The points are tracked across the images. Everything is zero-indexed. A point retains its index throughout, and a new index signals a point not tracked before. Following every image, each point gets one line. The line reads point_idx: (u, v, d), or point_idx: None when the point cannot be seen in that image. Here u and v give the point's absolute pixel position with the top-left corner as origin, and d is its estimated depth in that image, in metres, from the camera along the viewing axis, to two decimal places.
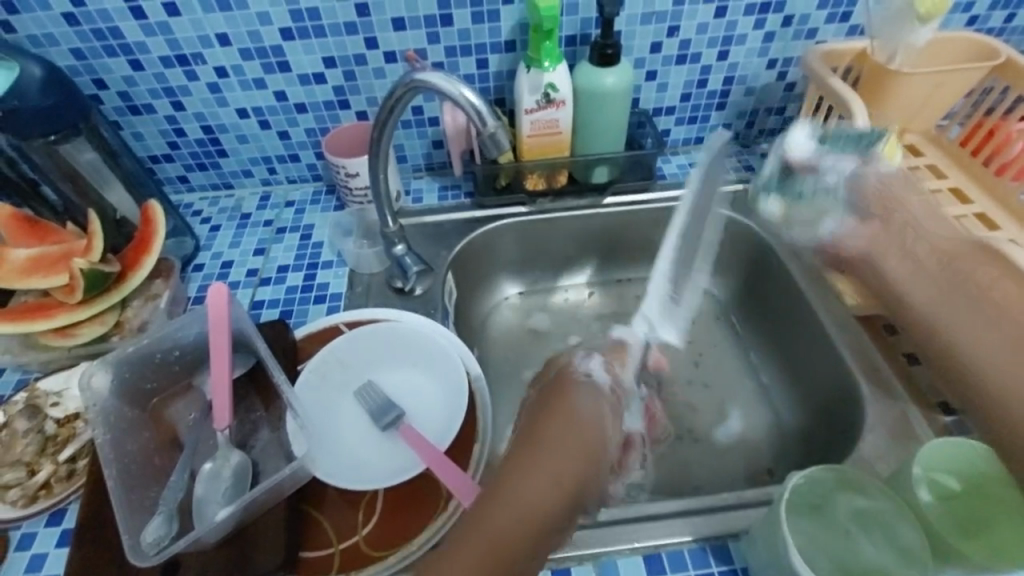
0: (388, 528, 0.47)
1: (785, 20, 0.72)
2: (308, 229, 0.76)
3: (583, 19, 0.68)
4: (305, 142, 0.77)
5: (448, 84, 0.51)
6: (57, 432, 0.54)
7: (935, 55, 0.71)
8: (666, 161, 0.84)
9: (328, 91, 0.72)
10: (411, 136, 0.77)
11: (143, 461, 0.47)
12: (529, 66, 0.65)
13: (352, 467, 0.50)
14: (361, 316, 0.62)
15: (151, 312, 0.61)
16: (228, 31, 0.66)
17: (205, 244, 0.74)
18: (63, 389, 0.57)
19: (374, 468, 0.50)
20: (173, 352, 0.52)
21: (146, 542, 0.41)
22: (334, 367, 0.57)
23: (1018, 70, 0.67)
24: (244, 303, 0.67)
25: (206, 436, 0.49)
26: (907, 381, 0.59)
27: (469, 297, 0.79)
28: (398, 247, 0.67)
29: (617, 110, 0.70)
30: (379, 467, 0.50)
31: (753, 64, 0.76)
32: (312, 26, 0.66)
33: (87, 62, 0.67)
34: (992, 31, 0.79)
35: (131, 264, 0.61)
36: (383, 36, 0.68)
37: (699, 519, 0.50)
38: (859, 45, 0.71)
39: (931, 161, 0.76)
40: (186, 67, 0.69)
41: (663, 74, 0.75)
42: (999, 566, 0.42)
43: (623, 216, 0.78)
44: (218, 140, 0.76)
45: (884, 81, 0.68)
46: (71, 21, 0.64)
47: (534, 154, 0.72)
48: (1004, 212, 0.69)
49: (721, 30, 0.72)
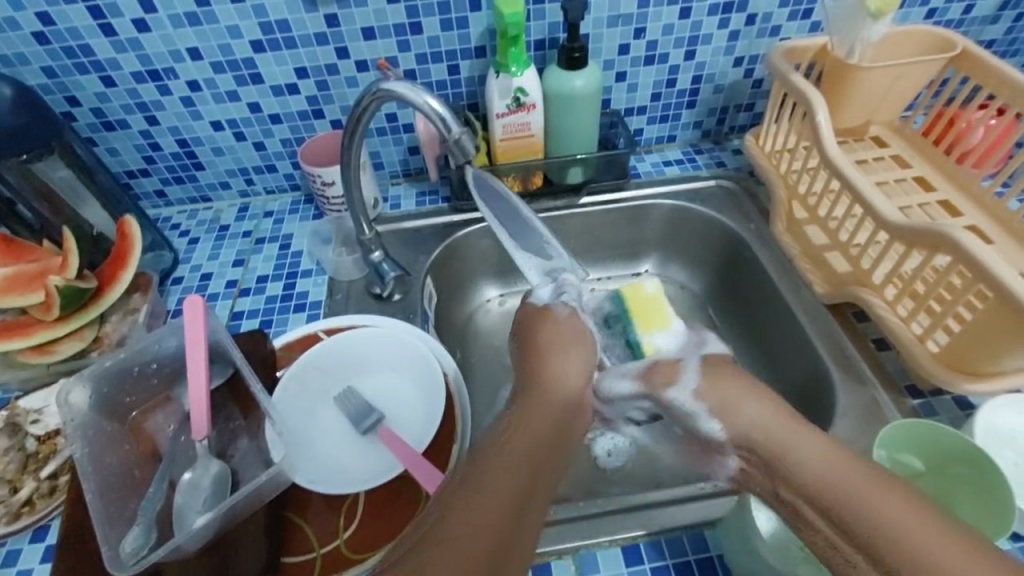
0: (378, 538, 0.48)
1: (749, 19, 0.74)
2: (287, 239, 0.76)
3: (551, 23, 0.70)
4: (281, 153, 0.78)
5: (411, 91, 0.52)
6: (38, 449, 0.55)
7: (895, 47, 0.73)
8: (640, 160, 0.85)
9: (301, 102, 0.73)
10: (386, 143, 0.78)
11: (123, 474, 0.47)
12: (498, 71, 0.66)
13: (340, 472, 0.51)
14: (339, 323, 0.63)
15: (130, 327, 0.62)
16: (199, 45, 0.66)
17: (184, 257, 0.75)
18: (43, 407, 0.57)
19: (362, 472, 0.51)
20: (151, 364, 0.52)
21: (125, 552, 0.42)
22: (314, 375, 0.58)
23: (975, 60, 0.70)
24: (224, 314, 0.67)
25: (186, 447, 0.49)
26: (875, 366, 0.60)
27: (449, 301, 0.80)
28: (376, 254, 0.67)
29: (587, 113, 0.72)
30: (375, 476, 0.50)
31: (720, 62, 0.77)
32: (282, 38, 0.67)
33: (59, 80, 0.68)
34: (951, 23, 0.81)
35: (108, 278, 0.62)
36: (354, 46, 0.69)
37: (675, 509, 0.51)
38: (821, 40, 0.72)
39: (896, 152, 0.78)
40: (159, 81, 0.69)
41: (632, 75, 0.77)
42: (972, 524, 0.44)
43: (599, 215, 0.80)
44: (194, 153, 0.76)
45: (845, 76, 0.70)
46: (42, 40, 0.64)
47: (506, 157, 0.73)
48: (967, 198, 0.71)
49: (687, 30, 0.73)
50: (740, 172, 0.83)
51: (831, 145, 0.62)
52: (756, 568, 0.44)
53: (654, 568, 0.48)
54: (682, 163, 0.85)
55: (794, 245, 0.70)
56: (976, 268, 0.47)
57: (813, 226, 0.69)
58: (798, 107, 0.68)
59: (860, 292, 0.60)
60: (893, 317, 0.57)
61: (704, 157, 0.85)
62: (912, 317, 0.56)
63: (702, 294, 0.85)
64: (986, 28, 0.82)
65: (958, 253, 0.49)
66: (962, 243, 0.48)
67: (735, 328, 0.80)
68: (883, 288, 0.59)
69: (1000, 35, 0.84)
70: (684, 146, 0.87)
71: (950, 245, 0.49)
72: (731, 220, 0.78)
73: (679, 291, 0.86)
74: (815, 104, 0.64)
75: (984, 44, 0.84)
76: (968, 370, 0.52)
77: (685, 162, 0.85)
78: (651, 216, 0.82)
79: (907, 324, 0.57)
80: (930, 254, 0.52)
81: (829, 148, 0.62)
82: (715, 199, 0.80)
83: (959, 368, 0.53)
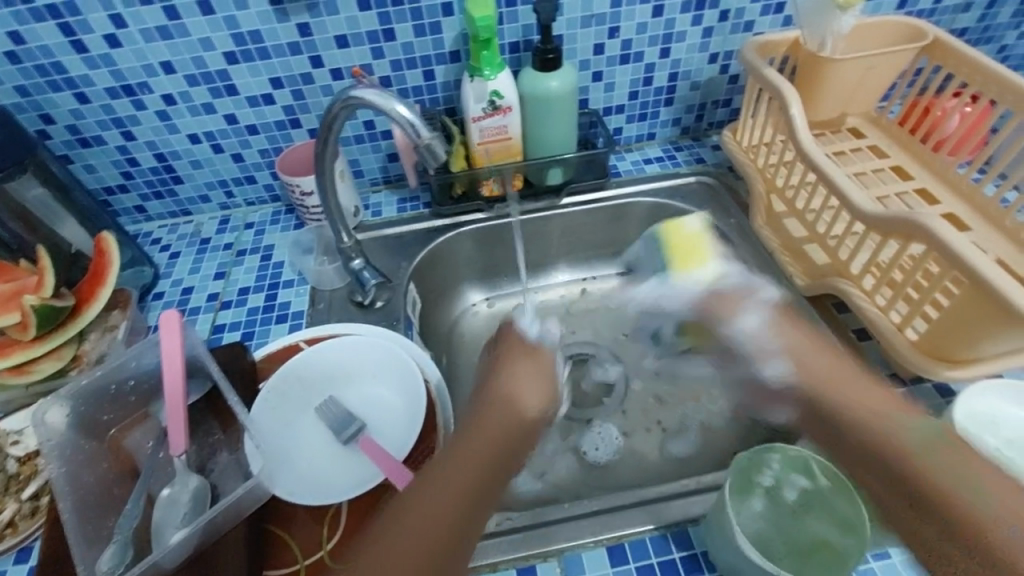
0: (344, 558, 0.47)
1: (721, 15, 0.74)
2: (268, 250, 0.76)
3: (524, 26, 0.70)
4: (260, 164, 0.78)
5: (382, 100, 0.52)
6: (18, 470, 0.54)
7: (868, 38, 0.73)
8: (620, 159, 0.86)
9: (277, 112, 0.73)
10: (365, 150, 0.78)
11: (101, 493, 0.47)
12: (472, 75, 0.67)
13: (319, 484, 0.50)
14: (320, 332, 0.63)
15: (110, 344, 0.61)
16: (172, 59, 0.66)
17: (165, 271, 0.74)
18: (23, 427, 0.57)
19: (337, 483, 0.50)
20: (128, 381, 0.52)
21: (101, 571, 0.42)
22: (294, 385, 0.57)
23: (947, 49, 0.70)
24: (205, 328, 0.67)
25: (164, 463, 0.49)
26: (857, 357, 0.60)
27: (434, 307, 0.80)
28: (356, 262, 0.67)
29: (564, 115, 0.72)
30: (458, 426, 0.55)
31: (695, 59, 0.78)
32: (255, 49, 0.67)
33: (32, 98, 0.67)
34: (923, 12, 0.82)
35: (86, 296, 0.61)
36: (328, 54, 0.69)
37: (659, 507, 0.51)
38: (794, 34, 0.73)
39: (872, 142, 0.78)
40: (133, 97, 0.69)
41: (608, 75, 0.77)
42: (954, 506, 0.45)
43: (581, 215, 0.81)
44: (172, 167, 0.76)
45: (819, 69, 0.70)
46: (13, 60, 0.64)
47: (486, 161, 0.73)
48: (944, 186, 0.71)
49: (660, 28, 0.74)
50: (720, 167, 0.83)
51: (805, 138, 0.63)
52: (738, 563, 0.44)
53: (639, 566, 0.48)
54: (663, 160, 0.85)
55: (774, 238, 0.71)
56: (948, 255, 0.48)
57: (792, 219, 0.69)
58: (773, 101, 0.68)
59: (839, 283, 0.61)
60: (872, 307, 0.58)
61: (684, 153, 0.86)
62: (891, 305, 0.56)
63: None
64: (959, 16, 0.83)
65: (930, 241, 0.49)
66: (934, 231, 0.48)
67: None
68: (860, 278, 0.59)
69: (973, 23, 0.84)
70: (664, 143, 0.87)
71: (924, 234, 0.49)
72: (712, 216, 0.78)
73: None
74: (789, 97, 0.64)
75: (958, 32, 0.85)
76: (945, 357, 0.53)
77: (665, 159, 0.85)
78: (634, 214, 0.82)
79: (885, 314, 0.57)
80: (905, 242, 0.53)
81: (803, 141, 0.62)
82: (695, 195, 0.81)
83: (935, 356, 0.53)
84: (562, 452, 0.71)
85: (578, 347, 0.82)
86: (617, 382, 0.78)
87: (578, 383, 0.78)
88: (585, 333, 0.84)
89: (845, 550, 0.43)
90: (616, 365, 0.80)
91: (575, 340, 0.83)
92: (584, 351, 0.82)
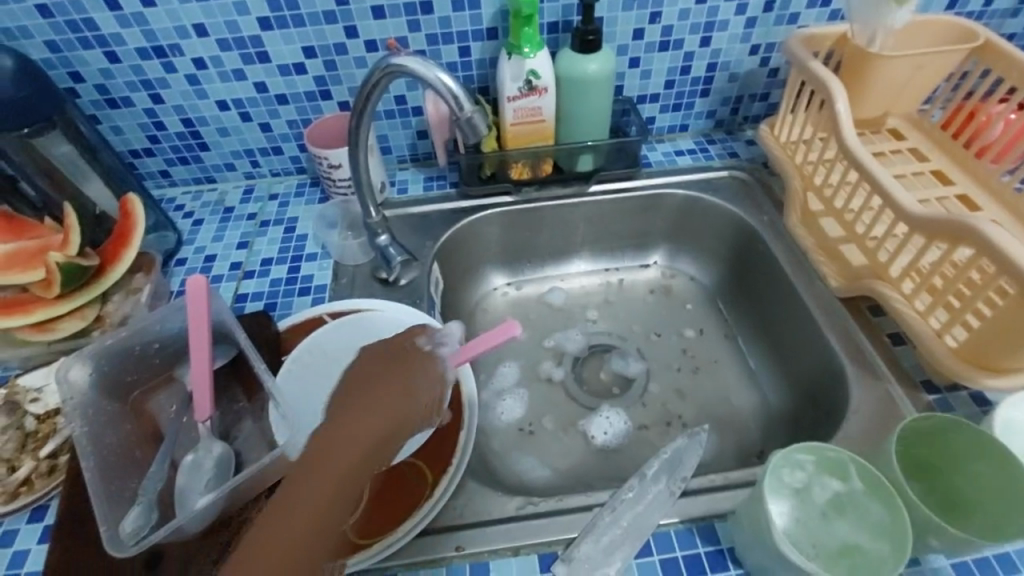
0: (334, 497, 0.40)
1: (766, 6, 0.72)
2: (292, 222, 0.75)
3: (564, 6, 0.68)
4: (288, 134, 0.77)
5: (424, 68, 0.50)
6: (37, 427, 0.54)
7: (917, 37, 0.71)
8: (651, 149, 0.84)
9: (308, 82, 0.71)
10: (394, 126, 0.77)
11: (123, 454, 0.46)
12: (510, 53, 0.65)
13: (317, 455, 0.41)
14: (345, 306, 0.62)
15: (132, 307, 0.61)
16: (205, 21, 0.65)
17: (188, 238, 0.74)
18: (43, 385, 0.56)
19: (342, 460, 0.41)
20: (153, 344, 0.51)
21: (126, 532, 0.41)
22: (319, 358, 0.57)
23: (999, 52, 0.68)
24: (227, 297, 0.66)
25: (188, 428, 0.49)
26: (890, 361, 0.59)
27: (456, 288, 0.79)
28: (382, 237, 0.66)
29: (601, 97, 0.70)
30: (604, 559, 0.45)
31: (736, 49, 0.76)
32: (290, 16, 0.65)
33: (63, 55, 0.66)
34: (972, 14, 0.79)
35: (111, 257, 0.60)
36: (363, 25, 0.67)
37: (686, 501, 0.50)
38: (841, 28, 0.71)
39: (913, 145, 0.76)
40: (164, 58, 0.68)
41: (646, 61, 0.75)
42: (999, 516, 0.43)
43: (609, 202, 0.79)
44: (199, 133, 0.75)
45: (866, 65, 0.68)
46: (45, 13, 0.63)
47: (517, 142, 0.72)
48: (986, 194, 0.69)
49: (703, 15, 0.72)
50: (754, 163, 0.81)
51: (851, 136, 0.61)
52: (766, 561, 0.43)
53: (663, 559, 0.47)
54: (694, 153, 0.83)
55: (810, 235, 0.69)
56: (1000, 259, 0.46)
57: (828, 217, 0.68)
58: (817, 96, 0.66)
59: (876, 285, 0.59)
60: (911, 311, 0.56)
61: (717, 147, 0.84)
62: (930, 311, 0.55)
63: (713, 288, 0.84)
64: (1008, 21, 0.81)
65: (980, 245, 0.47)
66: (985, 233, 0.47)
67: (744, 321, 0.79)
68: (900, 282, 0.58)
69: (1021, 29, 0.82)
70: (696, 135, 0.86)
71: (974, 237, 0.48)
72: (743, 211, 0.76)
73: (689, 284, 0.85)
74: (835, 92, 0.62)
75: (1007, 37, 0.82)
76: (983, 364, 0.51)
77: (697, 151, 0.83)
78: (664, 205, 0.80)
79: (924, 319, 0.55)
80: (952, 246, 0.51)
81: (849, 138, 0.60)
82: (727, 190, 0.79)
83: (971, 362, 0.52)
84: (577, 439, 0.70)
85: (599, 337, 0.81)
86: (637, 376, 0.77)
87: (597, 373, 0.77)
88: (607, 324, 0.82)
89: (875, 552, 0.42)
90: (639, 358, 0.78)
91: (597, 330, 0.82)
92: (606, 341, 0.81)
